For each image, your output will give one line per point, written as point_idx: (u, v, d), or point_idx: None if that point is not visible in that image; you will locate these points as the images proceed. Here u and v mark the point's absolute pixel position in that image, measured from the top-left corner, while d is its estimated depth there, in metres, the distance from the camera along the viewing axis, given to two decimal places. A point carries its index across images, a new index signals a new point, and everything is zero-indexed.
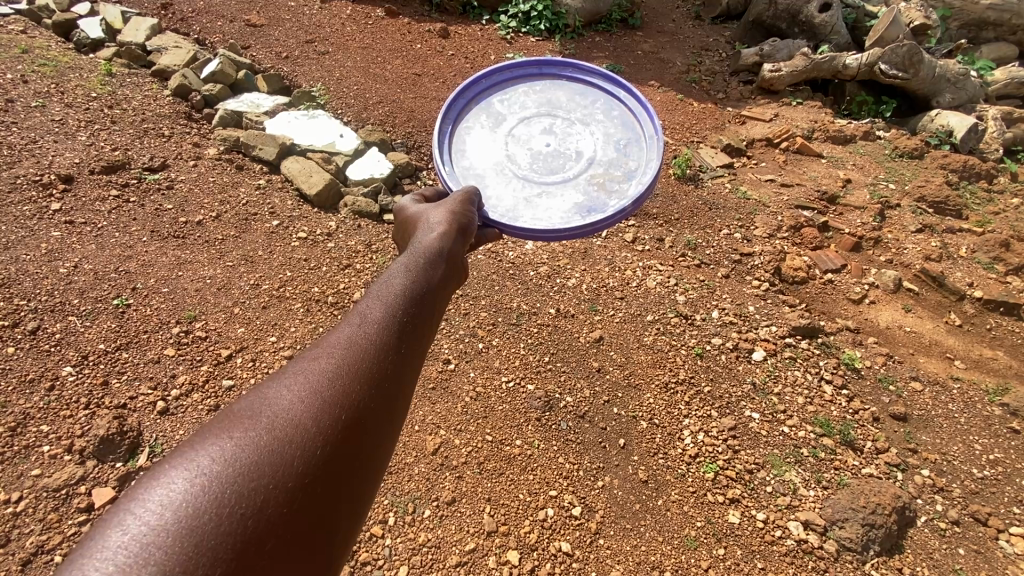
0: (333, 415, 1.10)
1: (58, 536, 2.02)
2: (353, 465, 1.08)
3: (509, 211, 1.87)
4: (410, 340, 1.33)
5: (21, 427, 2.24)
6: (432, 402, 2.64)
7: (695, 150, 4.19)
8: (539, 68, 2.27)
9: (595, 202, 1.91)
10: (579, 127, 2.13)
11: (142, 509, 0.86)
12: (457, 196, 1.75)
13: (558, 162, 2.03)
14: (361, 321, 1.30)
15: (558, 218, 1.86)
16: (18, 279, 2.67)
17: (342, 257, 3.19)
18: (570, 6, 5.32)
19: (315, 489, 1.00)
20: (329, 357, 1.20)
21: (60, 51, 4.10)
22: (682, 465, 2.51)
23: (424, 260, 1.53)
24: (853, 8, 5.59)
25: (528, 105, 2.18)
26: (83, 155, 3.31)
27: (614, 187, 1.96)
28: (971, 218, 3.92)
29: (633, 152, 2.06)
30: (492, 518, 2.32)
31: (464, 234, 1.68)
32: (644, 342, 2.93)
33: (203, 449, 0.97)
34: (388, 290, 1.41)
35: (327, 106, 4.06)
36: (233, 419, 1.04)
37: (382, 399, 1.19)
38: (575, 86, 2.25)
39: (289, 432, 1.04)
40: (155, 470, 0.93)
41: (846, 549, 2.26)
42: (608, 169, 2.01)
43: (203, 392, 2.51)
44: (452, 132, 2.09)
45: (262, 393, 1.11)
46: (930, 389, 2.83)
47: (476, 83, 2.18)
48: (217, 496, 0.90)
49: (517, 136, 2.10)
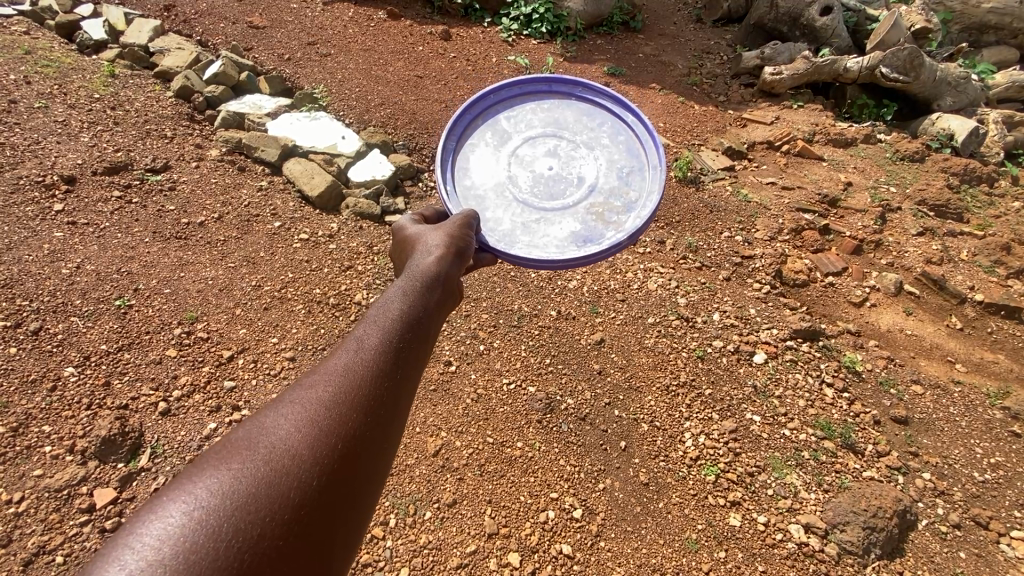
0: (330, 445, 1.10)
1: (60, 536, 2.02)
2: (348, 496, 1.08)
3: (506, 237, 1.90)
4: (406, 366, 1.32)
5: (23, 427, 2.24)
6: (433, 403, 2.64)
7: (696, 153, 4.20)
8: (549, 84, 2.24)
9: (591, 234, 1.93)
10: (584, 150, 2.12)
11: (140, 543, 0.86)
12: (456, 220, 1.76)
13: (559, 188, 2.03)
14: (358, 348, 1.30)
15: (553, 249, 1.89)
16: (21, 279, 2.68)
17: (344, 258, 3.19)
18: (571, 9, 5.33)
19: (311, 521, 1.00)
20: (326, 386, 1.20)
21: (63, 53, 4.11)
22: (682, 468, 2.51)
23: (421, 283, 1.53)
24: (854, 11, 5.58)
25: (534, 123, 2.16)
26: (86, 155, 3.32)
27: (612, 218, 1.97)
28: (972, 221, 3.92)
29: (635, 181, 2.05)
30: (493, 520, 2.32)
31: (462, 255, 1.69)
32: (645, 343, 2.94)
33: (201, 481, 0.98)
34: (386, 314, 1.41)
35: (329, 108, 4.07)
36: (231, 449, 1.05)
37: (379, 428, 1.19)
38: (584, 105, 2.22)
39: (286, 463, 1.04)
40: (153, 502, 0.94)
41: (846, 553, 2.26)
42: (609, 198, 2.01)
43: (205, 393, 2.52)
44: (456, 149, 2.09)
45: (259, 422, 1.12)
46: (931, 392, 2.83)
47: (484, 98, 2.17)
48: (214, 531, 0.91)
49: (521, 157, 2.10)
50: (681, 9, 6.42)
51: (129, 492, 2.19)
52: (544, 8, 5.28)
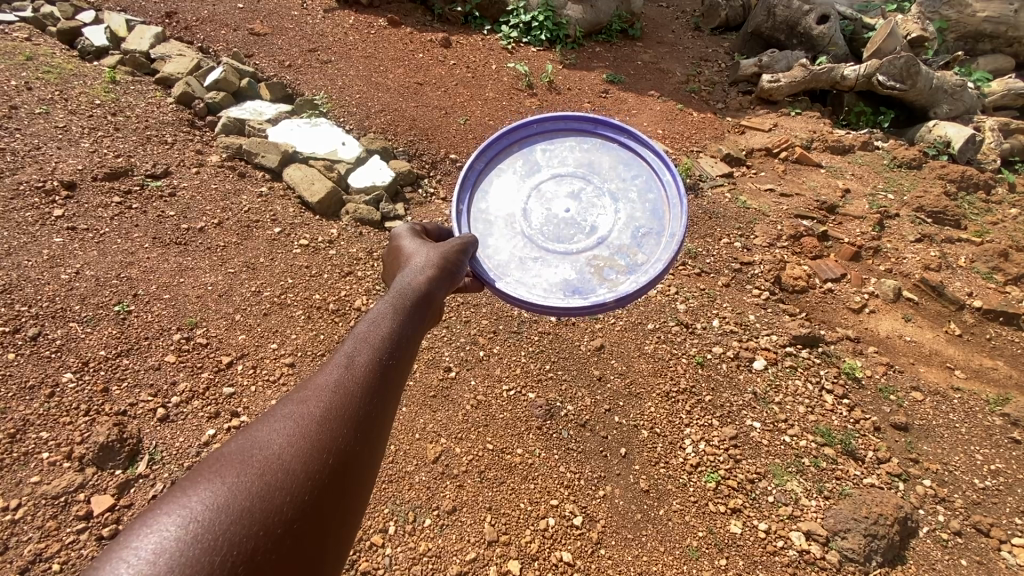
0: (321, 460, 1.10)
1: (57, 543, 2.01)
2: (339, 509, 1.09)
3: (499, 267, 1.95)
4: (392, 385, 1.32)
5: (20, 433, 2.22)
6: (432, 410, 2.64)
7: (696, 160, 4.21)
8: (596, 125, 2.26)
9: (583, 285, 1.94)
10: (607, 200, 2.11)
11: (135, 557, 0.84)
12: (450, 244, 1.78)
13: (568, 231, 2.04)
14: (348, 364, 1.29)
15: (538, 290, 1.92)
16: (20, 285, 2.67)
17: (344, 264, 3.20)
18: (570, 17, 5.38)
19: (302, 536, 1.00)
20: (317, 401, 1.20)
21: (65, 59, 4.11)
22: (683, 475, 2.51)
23: (411, 302, 1.54)
24: (851, 20, 5.66)
25: (566, 162, 2.19)
26: (86, 161, 3.32)
27: (609, 275, 1.96)
28: (969, 228, 3.95)
29: (648, 244, 2.00)
30: (493, 527, 2.31)
31: (451, 276, 1.70)
32: (645, 350, 2.94)
33: (196, 494, 0.96)
34: (376, 331, 1.40)
35: (329, 115, 4.10)
36: (224, 461, 1.04)
37: (368, 444, 1.19)
38: (623, 156, 2.21)
39: (280, 477, 1.04)
40: (145, 516, 0.91)
41: (849, 560, 2.23)
42: (614, 254, 1.99)
43: (203, 400, 2.50)
44: (483, 170, 2.16)
45: (251, 435, 1.11)
46: (930, 399, 2.83)
47: (526, 127, 2.23)
48: (209, 545, 0.90)
49: (543, 191, 2.13)
50: (681, 18, 6.53)
51: (127, 499, 2.17)
52: (543, 15, 5.30)
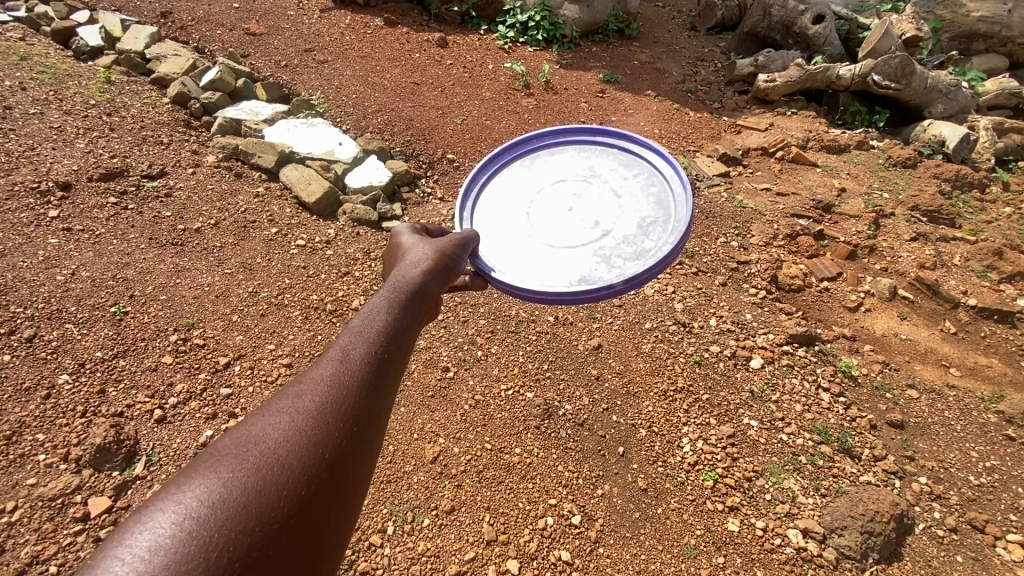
0: (317, 455, 1.10)
1: (54, 546, 2.00)
2: (336, 503, 1.08)
3: (504, 262, 1.94)
4: (388, 379, 1.32)
5: (17, 436, 2.22)
6: (431, 410, 2.65)
7: (693, 159, 4.23)
8: (595, 134, 2.33)
9: (590, 273, 1.89)
10: (611, 197, 2.12)
11: (129, 555, 0.84)
12: (446, 239, 1.78)
13: (573, 227, 2.04)
14: (343, 359, 1.30)
15: (544, 280, 1.89)
16: (15, 287, 2.66)
17: (342, 264, 3.20)
18: (567, 18, 5.40)
19: (300, 531, 1.00)
20: (312, 396, 1.20)
21: (58, 59, 4.09)
22: (681, 473, 2.51)
23: (406, 296, 1.53)
24: (846, 20, 5.68)
25: (566, 168, 2.24)
26: (82, 161, 3.31)
27: (617, 262, 1.91)
28: (965, 226, 3.96)
29: (654, 232, 1.97)
30: (492, 526, 2.31)
31: (447, 269, 1.70)
32: (643, 349, 2.95)
33: (190, 490, 0.96)
34: (371, 326, 1.40)
35: (326, 115, 4.09)
36: (219, 456, 1.04)
37: (365, 438, 1.19)
38: (623, 158, 2.26)
39: (276, 472, 1.04)
40: (140, 512, 0.91)
41: (845, 558, 2.25)
42: (620, 244, 1.97)
43: (200, 401, 2.49)
44: (486, 183, 2.24)
45: (246, 430, 1.11)
46: (926, 397, 2.84)
47: (526, 142, 2.33)
48: (205, 541, 0.90)
49: (546, 194, 2.16)
50: (677, 17, 6.54)
51: (124, 501, 2.16)
52: (539, 16, 5.31)
